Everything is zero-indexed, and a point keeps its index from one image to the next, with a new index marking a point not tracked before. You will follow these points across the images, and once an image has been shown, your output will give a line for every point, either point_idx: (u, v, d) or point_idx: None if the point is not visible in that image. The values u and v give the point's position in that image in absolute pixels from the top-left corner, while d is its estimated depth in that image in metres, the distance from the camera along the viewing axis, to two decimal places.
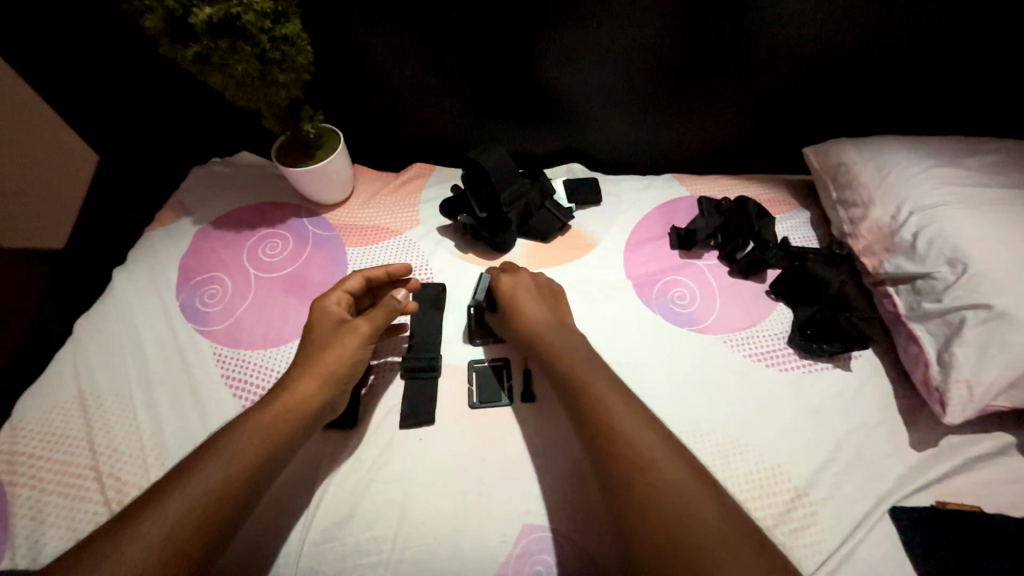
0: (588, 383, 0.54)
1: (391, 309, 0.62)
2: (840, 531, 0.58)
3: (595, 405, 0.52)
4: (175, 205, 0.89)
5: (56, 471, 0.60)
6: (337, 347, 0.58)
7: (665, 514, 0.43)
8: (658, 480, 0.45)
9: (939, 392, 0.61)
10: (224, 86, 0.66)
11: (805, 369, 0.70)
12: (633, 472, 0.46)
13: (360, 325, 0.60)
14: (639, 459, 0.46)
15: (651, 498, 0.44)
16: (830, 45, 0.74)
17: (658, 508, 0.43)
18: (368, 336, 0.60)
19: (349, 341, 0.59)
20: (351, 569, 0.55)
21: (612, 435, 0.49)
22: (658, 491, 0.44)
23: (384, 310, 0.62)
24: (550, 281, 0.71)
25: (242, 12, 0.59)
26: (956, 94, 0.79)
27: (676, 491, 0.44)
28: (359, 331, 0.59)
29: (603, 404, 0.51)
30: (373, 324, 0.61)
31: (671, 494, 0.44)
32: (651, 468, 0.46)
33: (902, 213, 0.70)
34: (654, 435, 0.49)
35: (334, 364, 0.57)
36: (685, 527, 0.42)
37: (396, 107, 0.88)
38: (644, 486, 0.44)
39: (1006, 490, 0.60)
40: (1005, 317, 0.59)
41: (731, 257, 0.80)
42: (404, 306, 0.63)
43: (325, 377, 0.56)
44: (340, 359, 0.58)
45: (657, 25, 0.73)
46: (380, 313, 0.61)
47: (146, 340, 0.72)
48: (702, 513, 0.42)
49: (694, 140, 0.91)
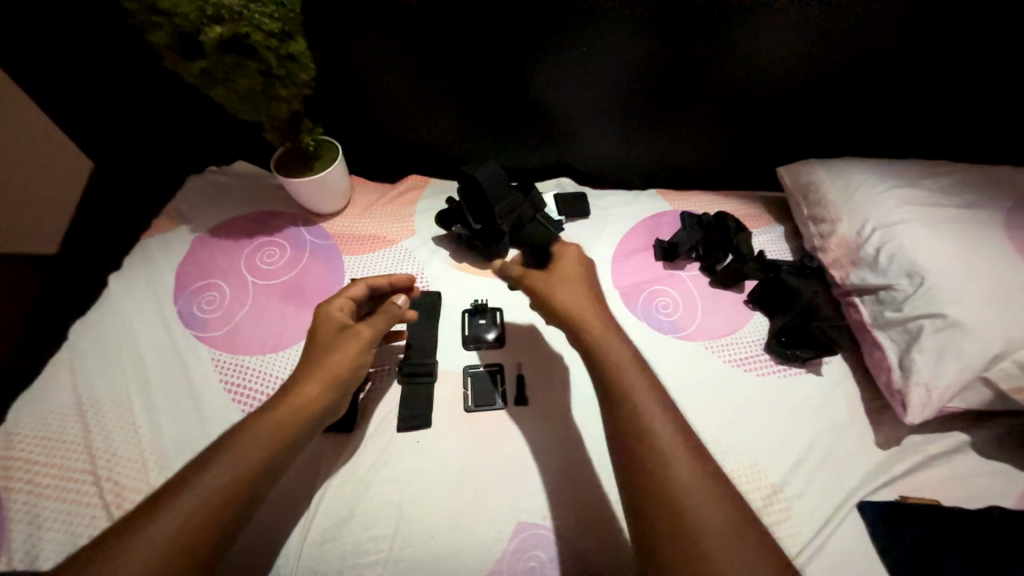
0: (612, 361, 0.50)
1: (392, 314, 0.64)
2: (813, 524, 0.62)
3: (611, 388, 0.48)
4: (172, 212, 0.90)
5: (53, 475, 0.61)
6: (341, 350, 0.59)
7: (677, 508, 0.41)
8: (670, 471, 0.43)
9: (901, 394, 0.66)
10: (226, 99, 0.68)
11: (780, 373, 0.75)
12: (645, 464, 0.43)
13: (363, 330, 0.61)
14: (652, 450, 0.44)
15: (662, 491, 0.42)
16: (800, 74, 0.81)
17: (670, 501, 0.41)
18: (370, 341, 0.62)
19: (352, 346, 0.60)
20: (351, 567, 0.57)
21: (626, 421, 0.46)
22: (668, 482, 0.42)
23: (385, 316, 0.64)
24: (573, 246, 0.65)
25: (251, 32, 0.62)
26: (913, 120, 0.86)
27: (688, 482, 0.42)
28: (362, 336, 0.61)
29: (622, 386, 0.48)
30: (375, 329, 0.62)
31: (683, 486, 0.42)
32: (664, 457, 0.43)
33: (866, 229, 0.76)
34: (669, 421, 0.46)
35: (338, 368, 0.59)
36: (696, 522, 0.40)
37: (394, 121, 0.91)
38: (658, 477, 0.42)
39: (962, 485, 0.65)
40: (959, 325, 0.64)
41: (712, 269, 0.85)
42: (404, 312, 0.65)
43: (329, 381, 0.58)
44: (343, 363, 0.59)
45: (642, 50, 0.78)
46: (382, 319, 0.63)
47: (144, 346, 0.73)
48: (712, 507, 0.41)
49: (677, 157, 0.96)
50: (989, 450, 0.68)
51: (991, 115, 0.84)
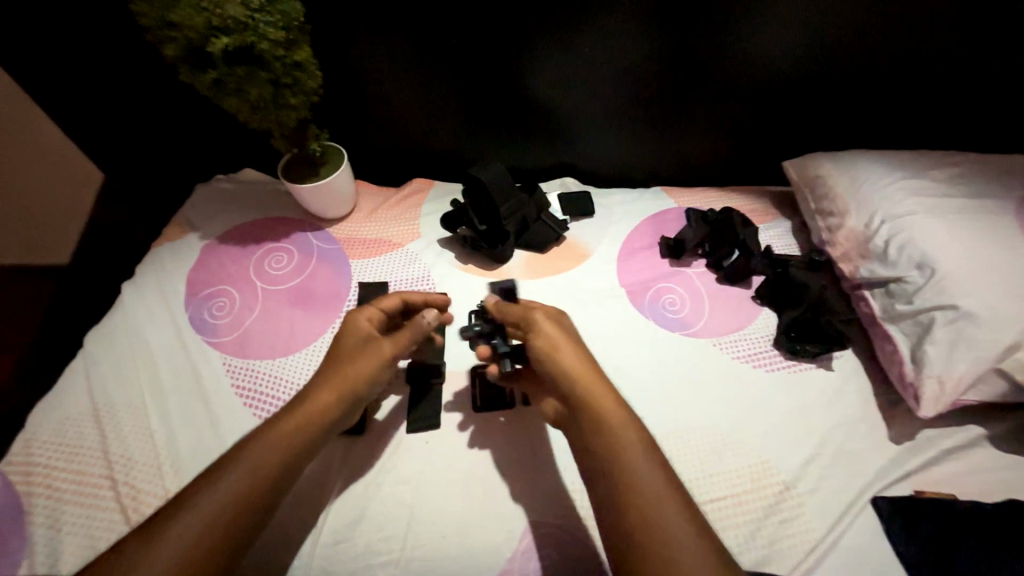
0: (594, 404, 0.52)
1: (418, 330, 0.62)
2: (827, 520, 0.61)
3: (597, 429, 0.50)
4: (182, 221, 0.91)
5: (71, 480, 0.62)
6: (361, 364, 0.58)
7: (656, 541, 0.43)
8: (649, 506, 0.45)
9: (914, 387, 0.65)
10: (238, 109, 0.69)
11: (790, 369, 0.74)
12: (626, 499, 0.45)
13: (386, 345, 0.60)
14: (632, 486, 0.46)
15: (643, 526, 0.44)
16: (804, 67, 0.80)
17: (650, 535, 0.43)
18: (391, 357, 0.60)
19: (372, 360, 0.59)
20: (363, 568, 0.57)
21: (610, 459, 0.48)
22: (648, 515, 0.44)
23: (411, 332, 0.62)
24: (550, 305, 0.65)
25: (258, 41, 0.62)
26: (921, 111, 0.85)
27: (667, 518, 0.44)
28: (385, 351, 0.60)
29: (608, 426, 0.50)
30: (399, 345, 0.61)
31: (664, 522, 0.44)
32: (644, 494, 0.45)
33: (874, 221, 0.75)
34: (652, 461, 0.48)
35: (355, 381, 0.58)
36: (675, 553, 0.42)
37: (398, 125, 0.92)
38: (641, 512, 0.44)
39: (979, 479, 0.64)
40: (971, 316, 0.63)
41: (719, 265, 0.85)
42: (431, 329, 0.63)
43: (344, 394, 0.57)
44: (361, 377, 0.58)
45: (644, 48, 0.78)
46: (407, 335, 0.62)
47: (157, 352, 0.74)
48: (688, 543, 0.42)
49: (681, 155, 0.96)
50: (1005, 443, 0.67)
51: (1001, 104, 0.83)
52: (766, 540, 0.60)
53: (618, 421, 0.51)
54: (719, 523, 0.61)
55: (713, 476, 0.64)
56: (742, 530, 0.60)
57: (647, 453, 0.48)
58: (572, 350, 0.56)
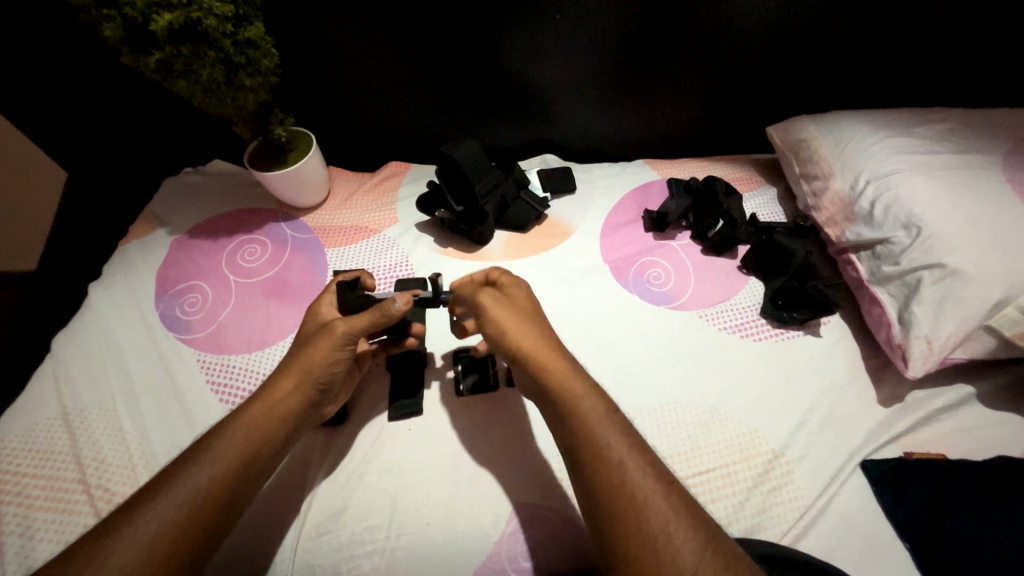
0: (566, 403, 0.48)
1: (377, 313, 0.56)
2: (815, 486, 0.61)
3: (552, 398, 0.49)
4: (148, 216, 0.88)
5: (43, 487, 0.60)
6: (312, 347, 0.55)
7: (621, 497, 0.42)
8: (612, 466, 0.44)
9: (901, 349, 0.64)
10: (190, 92, 0.65)
11: (777, 337, 0.73)
12: (587, 461, 0.45)
13: (337, 325, 0.56)
14: (595, 450, 0.45)
15: (607, 483, 0.43)
16: (784, 28, 0.77)
17: (616, 494, 0.42)
18: (344, 338, 0.56)
19: (323, 342, 0.55)
20: (347, 560, 0.56)
21: (570, 425, 0.47)
22: (611, 475, 0.43)
23: (368, 314, 0.56)
24: (524, 283, 0.60)
25: (203, 16, 0.58)
26: (907, 67, 0.83)
27: (631, 477, 0.43)
28: (336, 331, 0.55)
29: (564, 392, 0.48)
30: (352, 326, 0.56)
31: (629, 480, 0.43)
32: (605, 455, 0.44)
33: (860, 182, 0.74)
34: (613, 422, 0.46)
35: (310, 365, 0.55)
36: (639, 506, 0.41)
37: (369, 108, 0.89)
38: (602, 475, 0.43)
39: (968, 438, 0.64)
40: (958, 274, 0.62)
41: (703, 236, 0.83)
42: (391, 314, 0.56)
43: (300, 379, 0.54)
44: (314, 361, 0.55)
45: (620, 12, 0.74)
46: (362, 318, 0.56)
47: (127, 351, 0.72)
48: (653, 498, 0.42)
49: (662, 126, 0.94)
50: (993, 401, 0.67)
51: (989, 55, 0.80)
52: (754, 510, 0.59)
53: (577, 383, 0.49)
54: (709, 494, 0.60)
55: (699, 450, 0.63)
56: (730, 500, 0.60)
57: (606, 414, 0.47)
58: (519, 326, 0.53)
